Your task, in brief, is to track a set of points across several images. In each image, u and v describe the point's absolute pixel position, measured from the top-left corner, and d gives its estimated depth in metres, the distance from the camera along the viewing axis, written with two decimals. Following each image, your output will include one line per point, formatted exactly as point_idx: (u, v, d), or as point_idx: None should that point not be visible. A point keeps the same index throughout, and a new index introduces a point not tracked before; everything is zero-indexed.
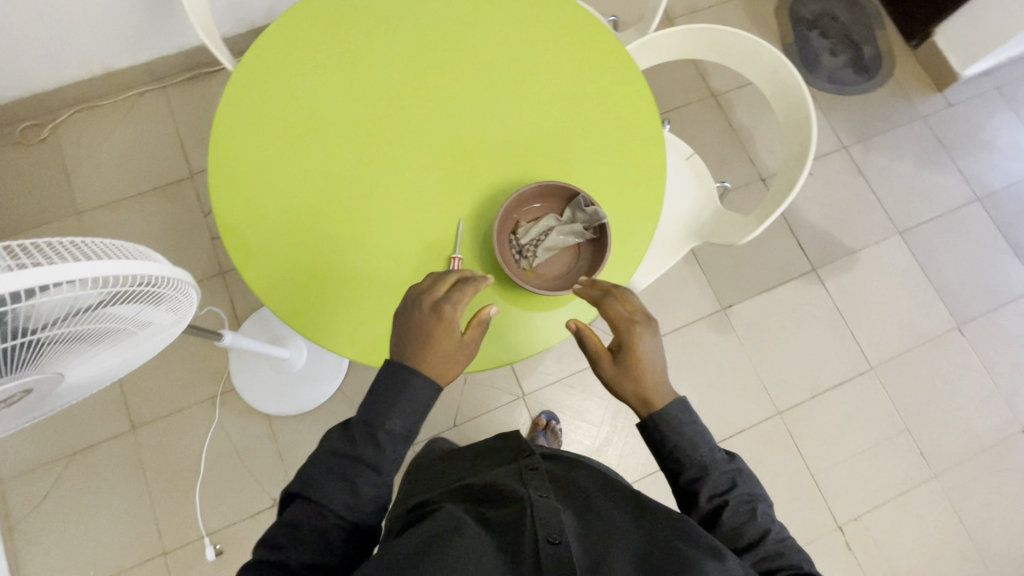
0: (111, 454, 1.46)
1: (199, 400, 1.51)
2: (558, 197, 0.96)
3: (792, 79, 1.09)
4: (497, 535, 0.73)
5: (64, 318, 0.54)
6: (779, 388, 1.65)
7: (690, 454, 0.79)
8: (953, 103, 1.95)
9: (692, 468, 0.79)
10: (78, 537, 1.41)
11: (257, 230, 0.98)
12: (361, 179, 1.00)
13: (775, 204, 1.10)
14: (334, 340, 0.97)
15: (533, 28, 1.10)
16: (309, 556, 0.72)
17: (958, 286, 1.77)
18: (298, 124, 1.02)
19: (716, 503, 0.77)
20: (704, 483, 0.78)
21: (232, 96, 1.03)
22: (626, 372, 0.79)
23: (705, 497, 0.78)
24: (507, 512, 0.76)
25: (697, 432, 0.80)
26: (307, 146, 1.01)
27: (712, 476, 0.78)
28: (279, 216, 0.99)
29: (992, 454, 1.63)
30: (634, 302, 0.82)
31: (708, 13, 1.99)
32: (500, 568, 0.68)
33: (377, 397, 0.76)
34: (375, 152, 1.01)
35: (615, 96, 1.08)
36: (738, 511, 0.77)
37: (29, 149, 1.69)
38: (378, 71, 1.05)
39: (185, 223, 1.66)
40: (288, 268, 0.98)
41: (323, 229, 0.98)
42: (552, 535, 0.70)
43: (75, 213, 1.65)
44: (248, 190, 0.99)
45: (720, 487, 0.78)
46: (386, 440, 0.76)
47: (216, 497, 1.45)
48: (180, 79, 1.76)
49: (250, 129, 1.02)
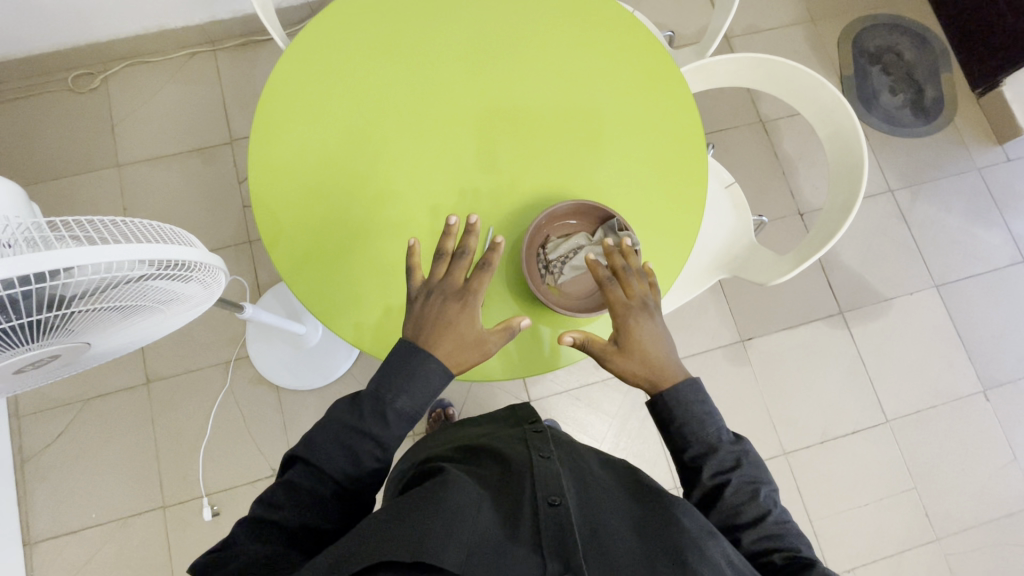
0: (124, 404, 1.50)
1: (214, 363, 1.54)
2: (593, 216, 0.95)
3: (849, 121, 1.05)
4: (498, 493, 0.76)
5: (98, 291, 0.57)
6: (789, 428, 1.62)
7: (698, 431, 0.79)
8: (1012, 157, 1.87)
9: (698, 446, 0.79)
10: (84, 479, 1.46)
11: (290, 208, 0.99)
12: (398, 171, 1.00)
13: (813, 247, 1.07)
14: (344, 324, 0.97)
15: (588, 39, 1.07)
16: (308, 518, 0.71)
17: (989, 347, 1.71)
18: (342, 108, 1.02)
19: (720, 481, 0.78)
20: (709, 459, 0.78)
21: (281, 73, 1.04)
22: (631, 356, 0.82)
23: (709, 473, 0.78)
24: (509, 471, 0.80)
25: (706, 411, 0.80)
26: (348, 131, 1.01)
27: (718, 453, 0.79)
28: (314, 198, 0.99)
29: (1001, 526, 1.58)
30: (634, 285, 0.85)
31: (768, 36, 1.94)
32: (500, 521, 0.71)
33: (389, 372, 0.75)
34: (415, 146, 1.00)
35: (663, 118, 1.06)
36: (740, 491, 0.77)
37: (79, 96, 1.72)
38: (427, 63, 1.04)
39: (219, 188, 1.68)
40: (317, 250, 0.98)
41: (356, 216, 0.98)
42: (552, 498, 0.72)
43: (115, 165, 1.68)
44: (286, 169, 1.00)
45: (724, 465, 0.79)
46: (394, 417, 0.74)
47: (219, 459, 1.49)
48: (231, 45, 1.78)
49: (295, 107, 1.02)
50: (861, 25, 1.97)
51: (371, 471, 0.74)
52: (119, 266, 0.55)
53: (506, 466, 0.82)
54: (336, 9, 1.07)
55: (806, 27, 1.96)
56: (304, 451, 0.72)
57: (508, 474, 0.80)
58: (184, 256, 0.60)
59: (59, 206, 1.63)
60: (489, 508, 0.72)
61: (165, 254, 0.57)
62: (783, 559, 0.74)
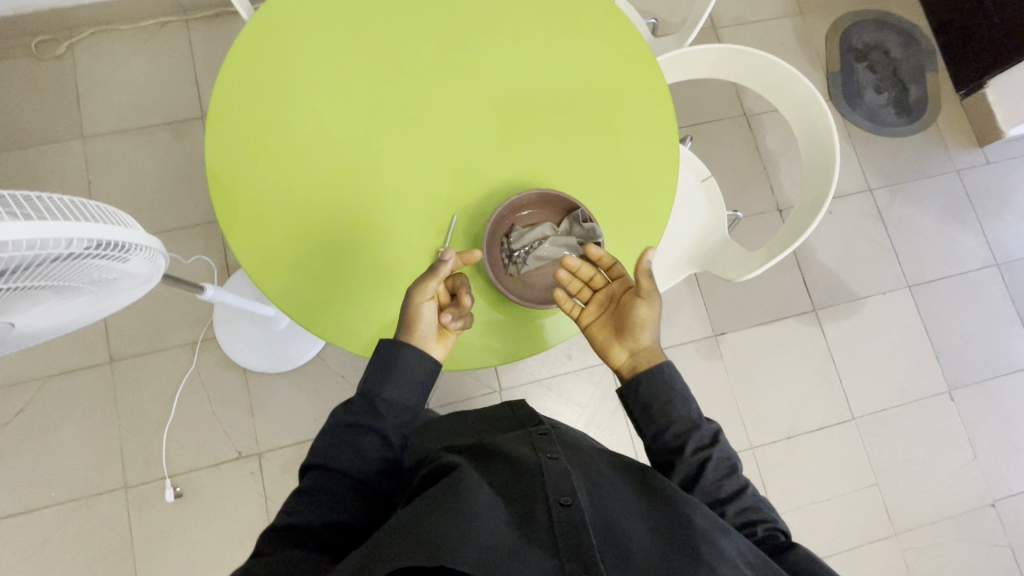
0: (86, 383, 1.47)
1: (180, 344, 1.52)
2: (559, 206, 0.92)
3: (823, 118, 1.03)
4: (507, 491, 0.74)
5: (26, 268, 0.55)
6: (757, 424, 1.63)
7: (679, 410, 0.82)
8: (991, 160, 1.87)
9: (680, 423, 0.81)
10: (43, 457, 1.43)
11: (283, 243, 0.95)
12: (385, 167, 0.97)
13: (782, 244, 1.06)
14: (302, 312, 0.94)
15: (540, 14, 1.05)
16: (326, 514, 0.76)
17: (957, 348, 1.74)
18: (303, 126, 0.97)
19: (702, 457, 0.80)
20: (691, 436, 0.80)
21: (218, 119, 0.97)
22: (625, 326, 0.90)
23: (691, 450, 0.80)
24: (517, 470, 0.77)
25: (681, 393, 0.83)
26: (318, 148, 0.97)
27: (699, 430, 0.81)
28: (305, 223, 0.95)
29: (956, 522, 1.61)
30: (647, 281, 0.87)
31: (754, 28, 1.91)
32: (511, 523, 0.68)
33: (374, 369, 0.83)
34: (392, 138, 0.97)
35: (641, 83, 1.04)
36: (720, 467, 0.80)
37: (43, 63, 1.66)
38: (377, 67, 0.99)
39: (188, 164, 1.63)
40: (322, 273, 0.95)
41: (357, 226, 0.95)
42: (563, 498, 0.71)
43: (80, 136, 1.62)
44: (261, 209, 0.95)
45: (704, 441, 0.81)
46: (384, 407, 0.82)
47: (183, 440, 1.47)
48: (205, 15, 1.72)
49: (248, 143, 0.97)
50: (849, 20, 1.95)
51: (377, 463, 0.81)
52: (56, 243, 0.53)
53: (513, 467, 0.79)
54: (254, 37, 1.00)
55: (794, 21, 1.94)
56: (313, 459, 0.80)
57: (514, 475, 0.77)
58: (114, 235, 0.58)
59: (21, 178, 1.58)
60: (500, 507, 0.70)
61: (89, 234, 0.54)
62: (763, 534, 0.77)
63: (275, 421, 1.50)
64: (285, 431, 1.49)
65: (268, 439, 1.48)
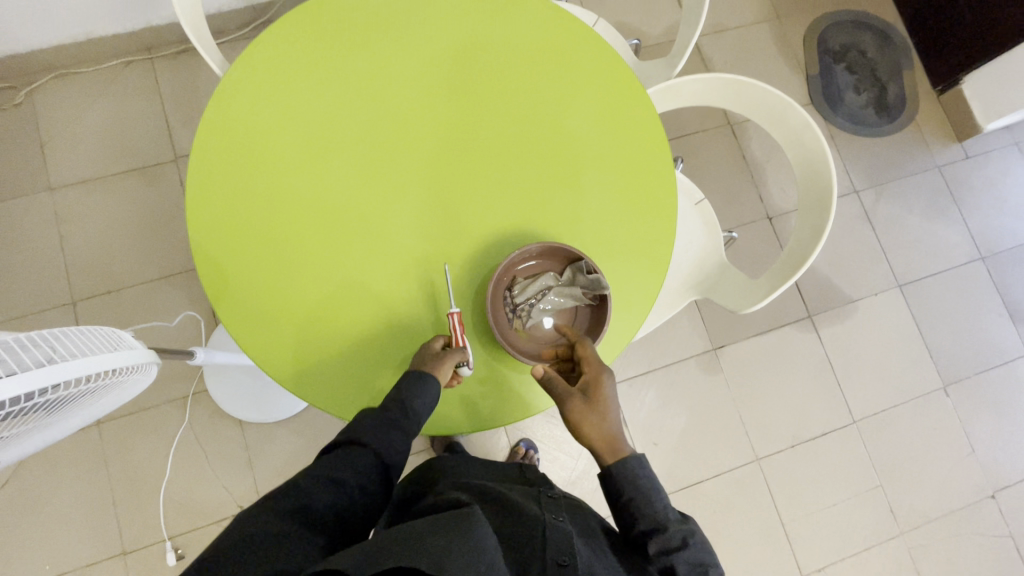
0: (74, 448, 1.41)
1: (170, 399, 1.46)
2: (560, 255, 0.90)
3: (817, 145, 1.02)
4: (508, 546, 0.74)
5: (15, 414, 0.51)
6: (761, 434, 1.64)
7: (644, 506, 0.78)
8: (970, 154, 1.90)
9: (644, 520, 0.78)
10: (33, 530, 1.37)
11: (305, 330, 0.91)
12: (378, 224, 0.93)
13: (784, 275, 1.05)
14: (303, 383, 0.91)
15: (521, 50, 1.02)
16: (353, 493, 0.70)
17: (950, 344, 1.76)
18: (289, 205, 0.93)
19: (665, 560, 0.76)
20: (653, 536, 0.77)
21: (196, 225, 0.92)
22: None
23: (653, 551, 0.76)
24: (521, 522, 0.77)
25: (650, 487, 0.79)
26: (314, 225, 0.92)
27: (665, 530, 0.76)
28: (308, 296, 0.91)
29: (959, 516, 1.64)
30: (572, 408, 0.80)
31: (733, 34, 1.90)
32: None
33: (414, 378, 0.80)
34: (381, 193, 0.94)
35: (631, 115, 1.02)
36: (689, 571, 0.75)
37: (0, 112, 1.57)
38: (351, 132, 0.95)
39: (164, 210, 1.57)
40: (332, 345, 0.91)
41: (377, 292, 0.92)
42: (561, 557, 0.70)
43: (47, 188, 1.55)
44: (273, 302, 0.91)
45: (670, 544, 0.76)
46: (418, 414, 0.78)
47: (181, 500, 1.42)
48: (171, 53, 1.65)
49: (235, 240, 0.92)
50: (825, 22, 1.95)
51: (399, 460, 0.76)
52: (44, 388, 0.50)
53: (516, 518, 0.78)
54: (213, 126, 0.95)
55: (772, 25, 1.93)
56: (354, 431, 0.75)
57: (518, 527, 0.77)
58: (98, 367, 0.54)
59: None
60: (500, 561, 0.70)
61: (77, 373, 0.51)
62: None
63: (275, 473, 1.45)
64: (286, 482, 1.45)
65: (269, 492, 1.44)
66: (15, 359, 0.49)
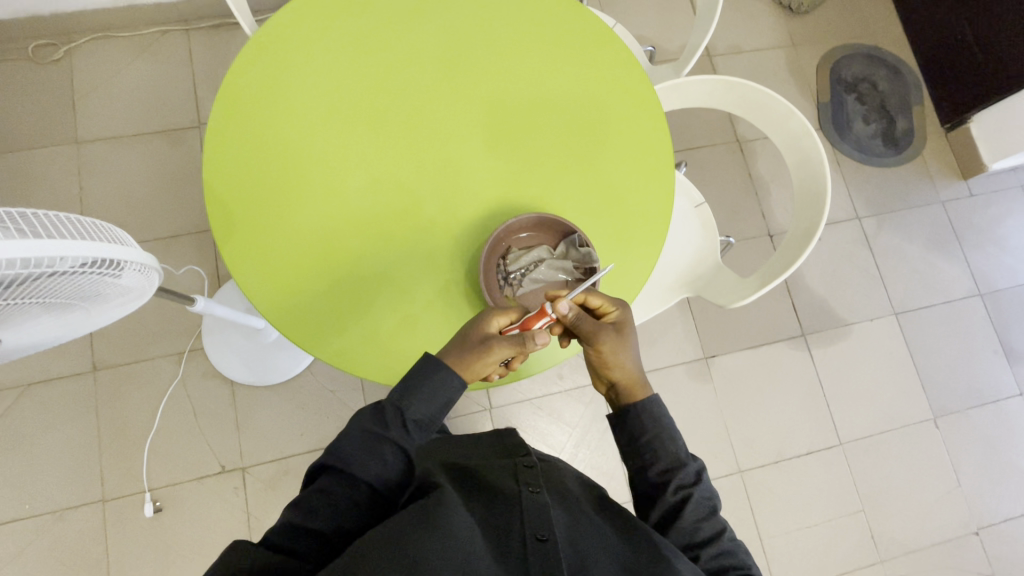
0: (68, 392, 1.44)
1: (167, 355, 1.49)
2: (556, 229, 0.93)
3: (816, 153, 1.05)
4: (487, 520, 0.75)
5: (18, 289, 0.54)
6: (745, 447, 1.64)
7: (666, 447, 0.82)
8: (975, 192, 1.92)
9: (666, 460, 0.81)
10: (19, 467, 1.40)
11: (306, 283, 0.94)
12: (383, 185, 0.97)
13: (774, 272, 1.07)
14: (297, 330, 0.94)
15: (536, 37, 1.06)
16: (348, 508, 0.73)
17: (943, 375, 1.76)
18: (302, 159, 0.97)
19: (682, 496, 0.80)
20: (673, 473, 0.81)
21: (212, 170, 0.96)
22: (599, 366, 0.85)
23: (672, 489, 0.80)
24: (497, 501, 0.79)
25: (670, 429, 0.83)
26: (324, 185, 0.96)
27: (682, 468, 0.81)
28: (309, 247, 0.95)
29: (941, 549, 1.62)
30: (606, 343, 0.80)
31: (748, 57, 1.96)
32: (489, 552, 0.69)
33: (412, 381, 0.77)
34: (389, 156, 0.98)
35: (636, 108, 1.06)
36: (699, 508, 0.80)
37: (38, 66, 1.65)
38: (367, 96, 1.00)
39: (182, 172, 1.63)
40: (328, 296, 0.95)
41: (375, 250, 0.96)
42: (540, 532, 0.71)
43: (74, 141, 1.61)
44: (278, 256, 0.95)
45: (687, 480, 0.81)
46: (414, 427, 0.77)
47: (166, 453, 1.44)
48: (206, 25, 1.73)
49: (247, 187, 0.96)
50: (840, 53, 2.00)
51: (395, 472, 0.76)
52: (47, 261, 0.53)
53: (493, 498, 0.80)
54: (238, 80, 0.99)
55: (787, 52, 1.99)
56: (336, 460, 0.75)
57: (495, 503, 0.78)
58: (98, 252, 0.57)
59: (12, 181, 1.56)
60: (480, 533, 0.71)
61: (77, 252, 0.54)
62: None
63: (260, 436, 1.47)
64: (270, 446, 1.47)
65: (253, 454, 1.46)
66: (19, 228, 0.52)
